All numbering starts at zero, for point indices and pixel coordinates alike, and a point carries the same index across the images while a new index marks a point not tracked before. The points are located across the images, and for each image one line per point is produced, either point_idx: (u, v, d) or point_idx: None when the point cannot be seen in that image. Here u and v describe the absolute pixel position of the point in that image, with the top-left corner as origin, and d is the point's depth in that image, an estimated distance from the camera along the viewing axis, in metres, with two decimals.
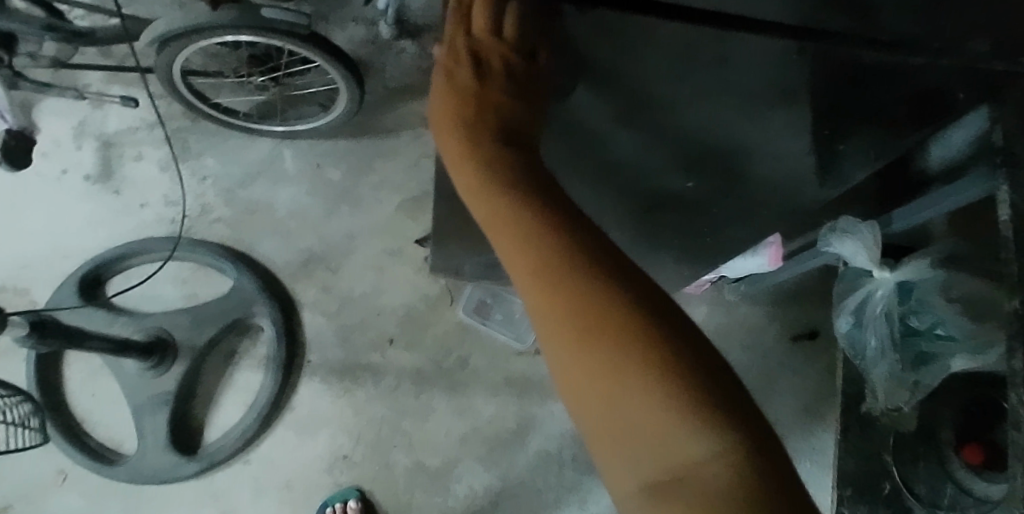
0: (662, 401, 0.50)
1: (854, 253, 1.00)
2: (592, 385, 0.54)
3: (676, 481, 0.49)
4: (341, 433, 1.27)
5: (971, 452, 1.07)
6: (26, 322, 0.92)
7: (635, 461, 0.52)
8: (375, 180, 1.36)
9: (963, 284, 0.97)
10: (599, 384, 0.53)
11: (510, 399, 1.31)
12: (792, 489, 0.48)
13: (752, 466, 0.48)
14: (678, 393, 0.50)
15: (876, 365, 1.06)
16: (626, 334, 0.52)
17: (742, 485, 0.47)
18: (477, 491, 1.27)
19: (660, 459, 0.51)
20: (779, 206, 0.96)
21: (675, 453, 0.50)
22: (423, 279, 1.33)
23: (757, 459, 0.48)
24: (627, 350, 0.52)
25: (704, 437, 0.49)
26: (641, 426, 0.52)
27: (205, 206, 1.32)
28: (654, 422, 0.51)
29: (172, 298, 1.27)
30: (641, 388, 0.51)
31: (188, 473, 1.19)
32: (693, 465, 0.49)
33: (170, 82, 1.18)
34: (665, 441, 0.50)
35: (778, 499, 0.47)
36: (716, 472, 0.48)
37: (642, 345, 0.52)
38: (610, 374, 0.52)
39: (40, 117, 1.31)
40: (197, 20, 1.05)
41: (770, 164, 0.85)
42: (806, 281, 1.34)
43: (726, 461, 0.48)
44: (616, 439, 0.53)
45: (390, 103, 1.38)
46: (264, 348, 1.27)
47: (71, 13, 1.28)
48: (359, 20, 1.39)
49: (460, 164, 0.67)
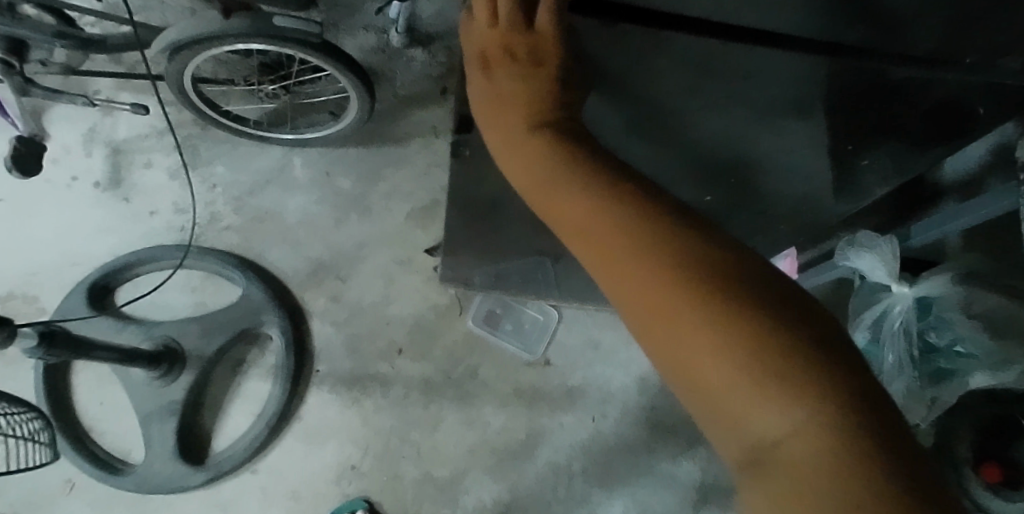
0: (738, 374, 0.50)
1: (871, 267, 0.98)
2: (668, 364, 0.53)
3: (766, 457, 0.48)
4: (349, 443, 1.26)
5: (990, 470, 1.05)
6: (35, 332, 0.91)
7: (723, 438, 0.51)
8: (385, 188, 1.35)
9: (984, 299, 0.95)
10: (674, 363, 0.53)
11: (520, 411, 1.29)
12: (890, 448, 0.47)
13: (841, 431, 0.47)
14: (754, 366, 0.49)
15: (892, 381, 1.02)
16: (688, 310, 0.52)
17: (835, 453, 0.46)
18: (486, 503, 1.26)
19: (747, 434, 0.50)
20: (786, 211, 1.03)
21: (759, 427, 0.49)
22: (433, 289, 1.32)
23: (847, 422, 0.47)
24: (694, 325, 0.51)
25: (789, 408, 0.48)
26: (722, 403, 0.50)
27: (214, 213, 1.31)
28: (733, 399, 0.50)
29: (180, 306, 1.26)
30: (711, 355, 0.51)
31: (196, 483, 1.18)
32: (780, 437, 0.48)
33: (181, 90, 1.17)
34: (749, 415, 0.49)
35: (875, 463, 0.45)
36: (805, 440, 0.47)
37: (701, 311, 0.52)
38: (683, 354, 0.52)
39: (50, 124, 1.31)
40: (210, 28, 1.04)
41: (786, 175, 0.93)
42: (819, 294, 1.32)
43: (813, 428, 0.47)
44: (703, 417, 0.52)
45: (400, 111, 1.37)
46: (273, 357, 1.26)
47: (81, 19, 1.27)
48: (370, 29, 1.38)
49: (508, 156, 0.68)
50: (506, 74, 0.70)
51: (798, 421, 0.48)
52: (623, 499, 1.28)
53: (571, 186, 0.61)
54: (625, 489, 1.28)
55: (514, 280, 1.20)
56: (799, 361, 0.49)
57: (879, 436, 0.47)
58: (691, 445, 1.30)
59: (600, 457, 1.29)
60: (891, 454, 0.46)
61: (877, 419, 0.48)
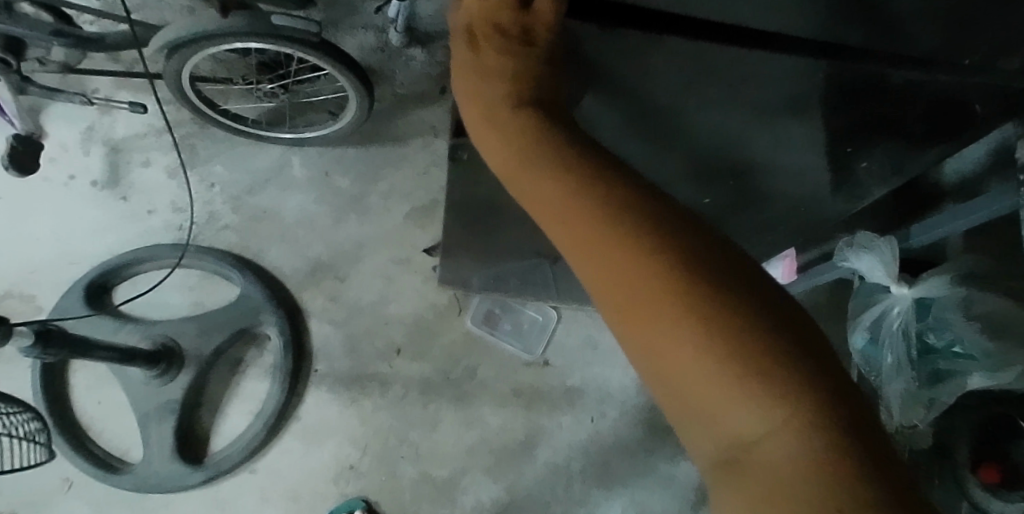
0: (714, 373, 0.49)
1: (871, 268, 0.98)
2: (644, 359, 0.54)
3: (739, 458, 0.49)
4: (348, 443, 1.25)
5: (989, 471, 1.05)
6: (32, 332, 0.91)
7: (699, 435, 0.51)
8: (384, 187, 1.35)
9: (984, 301, 0.96)
10: (651, 359, 0.53)
11: (518, 411, 1.29)
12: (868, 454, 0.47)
13: (818, 435, 0.47)
14: (731, 365, 0.49)
15: (892, 381, 1.03)
16: (665, 306, 0.52)
17: (809, 457, 0.46)
18: (484, 503, 1.26)
19: (721, 433, 0.50)
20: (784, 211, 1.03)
21: (733, 428, 0.49)
22: (432, 289, 1.32)
23: (823, 426, 0.47)
24: (671, 323, 0.51)
25: (763, 410, 0.48)
26: (695, 400, 0.51)
27: (213, 212, 1.31)
28: (710, 397, 0.50)
29: (179, 306, 1.26)
30: (688, 353, 0.50)
31: (193, 483, 1.18)
32: (754, 438, 0.49)
33: (179, 88, 1.17)
34: (723, 415, 0.49)
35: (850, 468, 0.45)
36: (780, 443, 0.47)
37: (680, 307, 0.51)
38: (659, 350, 0.52)
39: (47, 122, 1.30)
40: (208, 26, 1.04)
41: (787, 175, 0.93)
42: (820, 294, 1.32)
43: (789, 432, 0.47)
44: (679, 412, 0.52)
45: (399, 110, 1.37)
46: (271, 357, 1.26)
47: (79, 18, 1.27)
48: (369, 28, 1.38)
49: (492, 144, 0.68)
50: (492, 55, 0.70)
51: (776, 422, 0.48)
52: (622, 500, 1.28)
53: (552, 180, 0.60)
54: (623, 490, 1.28)
55: (513, 279, 1.19)
56: (779, 360, 0.49)
57: (857, 445, 0.46)
58: None
59: (599, 457, 1.29)
60: (869, 460, 0.46)
61: (856, 422, 0.48)
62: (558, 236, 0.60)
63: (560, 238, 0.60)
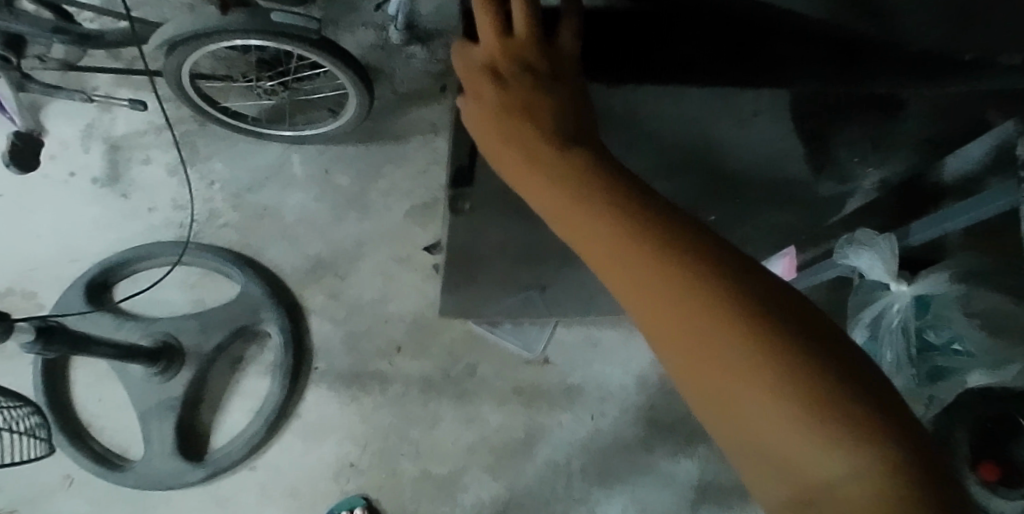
0: (792, 418, 0.48)
1: (871, 265, 0.98)
2: (712, 405, 0.51)
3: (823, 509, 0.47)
4: (348, 440, 1.25)
5: None
6: (32, 327, 0.91)
7: (773, 485, 0.49)
8: (384, 185, 1.35)
9: (981, 298, 0.98)
10: (720, 404, 0.51)
11: (518, 408, 1.30)
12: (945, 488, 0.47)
13: (903, 477, 0.46)
14: (809, 409, 0.48)
15: (892, 380, 1.01)
16: (738, 351, 0.50)
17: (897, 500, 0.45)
18: (484, 501, 1.26)
19: (800, 484, 0.48)
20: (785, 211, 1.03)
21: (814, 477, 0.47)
22: (432, 287, 1.32)
23: (906, 467, 0.46)
24: (745, 366, 0.50)
25: (847, 457, 0.47)
26: (772, 449, 0.49)
27: (213, 210, 1.31)
28: (789, 444, 0.48)
29: (179, 303, 1.26)
30: (765, 399, 0.49)
31: (193, 480, 1.18)
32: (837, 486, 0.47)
33: (179, 85, 1.17)
34: (802, 463, 0.48)
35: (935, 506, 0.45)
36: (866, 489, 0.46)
37: (754, 350, 0.50)
38: (732, 396, 0.50)
39: (48, 120, 1.31)
40: (208, 23, 1.04)
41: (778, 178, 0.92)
42: (819, 293, 1.32)
43: (874, 478, 0.46)
44: (752, 461, 0.50)
45: (399, 108, 1.37)
46: (271, 354, 1.26)
47: (80, 15, 1.27)
48: (369, 25, 1.39)
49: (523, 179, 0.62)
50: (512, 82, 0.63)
51: (860, 468, 0.46)
52: (623, 498, 1.27)
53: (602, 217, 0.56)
54: (623, 487, 1.28)
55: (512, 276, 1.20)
56: (853, 400, 0.48)
57: (936, 479, 0.46)
58: (689, 444, 1.30)
59: (598, 454, 1.29)
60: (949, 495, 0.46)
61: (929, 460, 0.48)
62: (611, 276, 0.56)
63: (613, 279, 0.56)
